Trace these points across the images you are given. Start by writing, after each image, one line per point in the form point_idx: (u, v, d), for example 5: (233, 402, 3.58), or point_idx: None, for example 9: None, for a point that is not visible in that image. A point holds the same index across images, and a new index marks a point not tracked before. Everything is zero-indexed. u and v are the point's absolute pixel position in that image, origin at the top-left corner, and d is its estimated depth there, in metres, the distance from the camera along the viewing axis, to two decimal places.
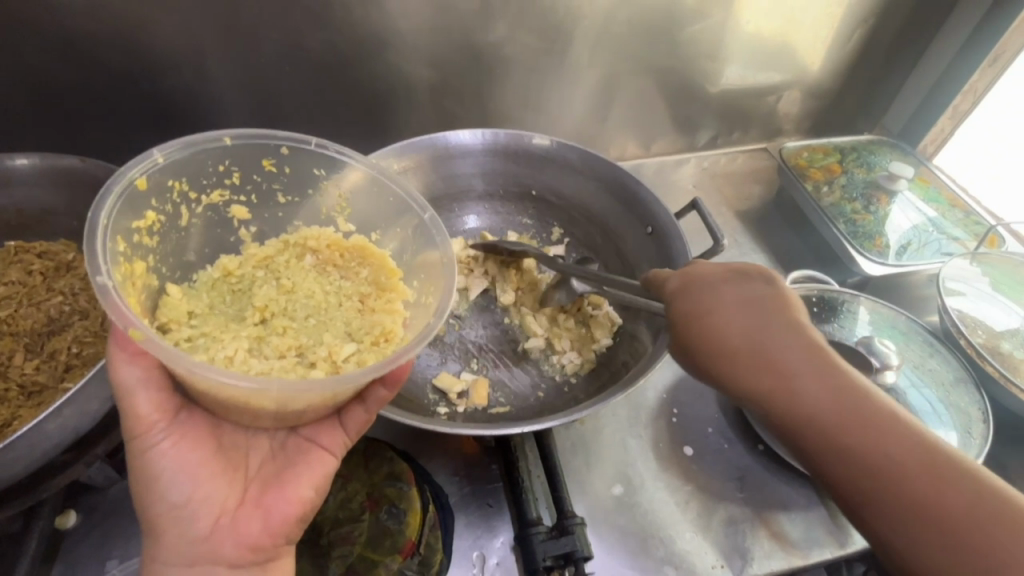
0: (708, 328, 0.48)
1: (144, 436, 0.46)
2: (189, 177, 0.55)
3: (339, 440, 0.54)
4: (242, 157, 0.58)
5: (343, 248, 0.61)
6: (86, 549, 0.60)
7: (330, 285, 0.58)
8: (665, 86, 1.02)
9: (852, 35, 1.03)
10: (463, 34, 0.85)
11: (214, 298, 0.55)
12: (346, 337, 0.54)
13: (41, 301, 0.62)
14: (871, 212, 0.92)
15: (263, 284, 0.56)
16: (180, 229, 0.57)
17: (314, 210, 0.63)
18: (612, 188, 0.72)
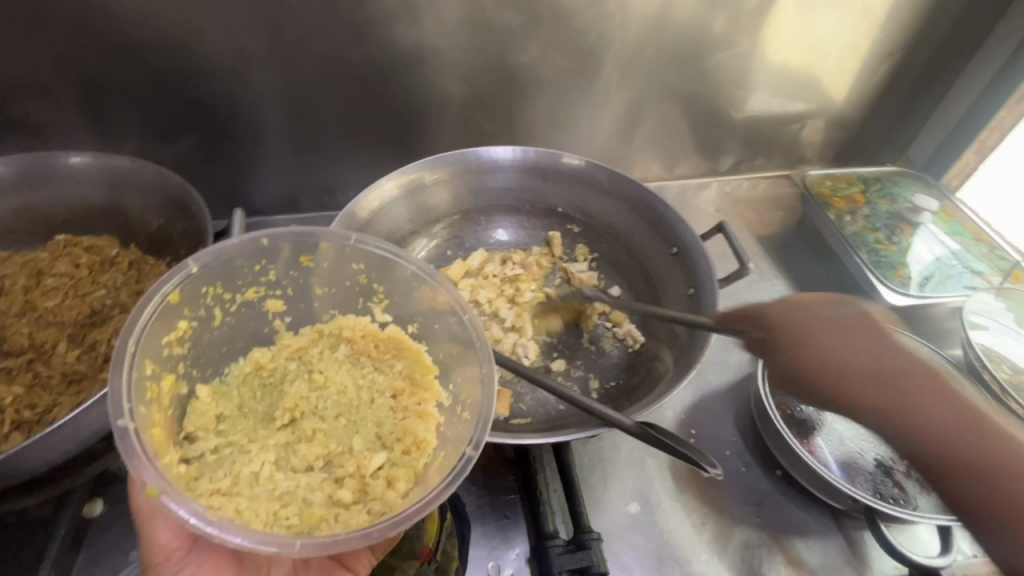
0: (820, 358, 0.52)
1: (166, 566, 0.49)
2: (223, 279, 0.58)
3: (363, 560, 0.55)
4: (276, 253, 0.60)
5: (378, 339, 0.63)
6: (111, 540, 0.60)
7: (363, 379, 0.60)
8: (692, 110, 1.04)
9: (878, 68, 1.05)
10: (498, 54, 0.88)
11: (244, 393, 0.57)
12: (376, 442, 0.55)
13: (85, 294, 0.64)
14: (894, 243, 0.92)
15: (294, 378, 0.59)
16: (212, 327, 0.59)
17: (350, 299, 0.65)
18: (639, 208, 0.73)
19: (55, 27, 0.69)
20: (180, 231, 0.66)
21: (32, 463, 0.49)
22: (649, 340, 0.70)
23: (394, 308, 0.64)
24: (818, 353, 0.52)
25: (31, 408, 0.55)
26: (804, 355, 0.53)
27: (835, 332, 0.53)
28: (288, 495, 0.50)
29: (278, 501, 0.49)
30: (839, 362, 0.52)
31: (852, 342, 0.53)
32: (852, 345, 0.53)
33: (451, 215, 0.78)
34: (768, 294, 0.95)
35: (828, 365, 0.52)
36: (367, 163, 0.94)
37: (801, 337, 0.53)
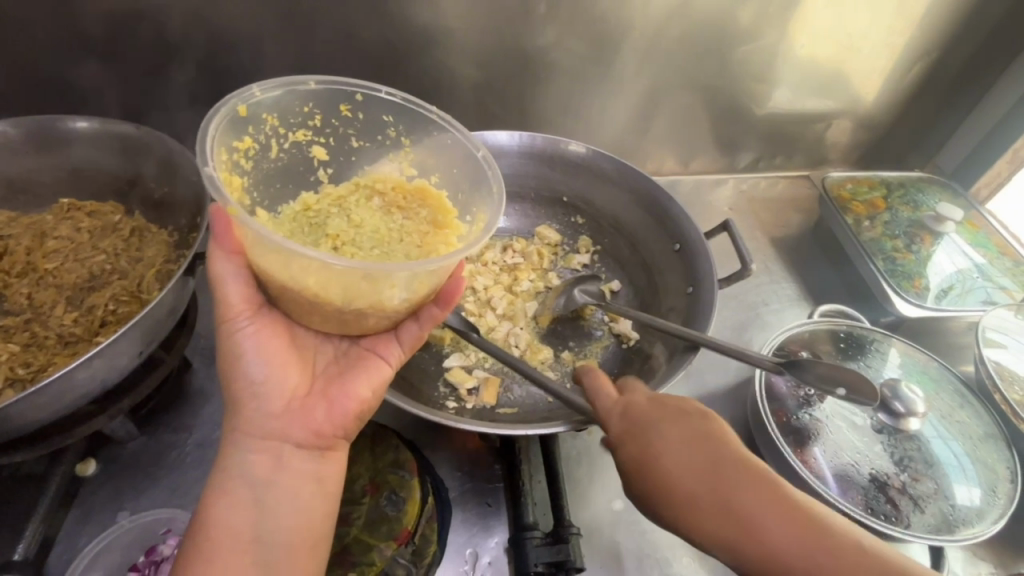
0: (680, 497, 0.45)
1: (235, 323, 0.50)
2: (282, 116, 0.58)
3: (394, 351, 0.56)
4: (322, 97, 0.60)
5: (406, 191, 0.63)
6: (99, 500, 0.63)
7: (392, 224, 0.59)
8: (711, 104, 1.01)
9: (911, 68, 1.00)
10: (513, 37, 0.86)
11: (295, 227, 0.57)
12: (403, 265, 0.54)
13: (86, 258, 0.64)
14: (912, 252, 0.89)
15: (335, 217, 0.59)
16: (268, 159, 0.59)
17: (380, 151, 0.65)
18: (643, 201, 0.72)
19: None
20: (182, 201, 0.66)
21: (24, 418, 0.50)
22: (643, 338, 0.68)
23: (418, 161, 0.65)
24: (666, 489, 0.45)
25: (26, 366, 0.56)
26: (665, 464, 0.46)
27: (686, 456, 0.46)
28: None
29: None
30: (683, 496, 0.45)
31: (707, 468, 0.45)
32: (745, 483, 0.44)
33: None
34: (777, 298, 0.92)
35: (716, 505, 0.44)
36: None
37: (643, 459, 0.47)
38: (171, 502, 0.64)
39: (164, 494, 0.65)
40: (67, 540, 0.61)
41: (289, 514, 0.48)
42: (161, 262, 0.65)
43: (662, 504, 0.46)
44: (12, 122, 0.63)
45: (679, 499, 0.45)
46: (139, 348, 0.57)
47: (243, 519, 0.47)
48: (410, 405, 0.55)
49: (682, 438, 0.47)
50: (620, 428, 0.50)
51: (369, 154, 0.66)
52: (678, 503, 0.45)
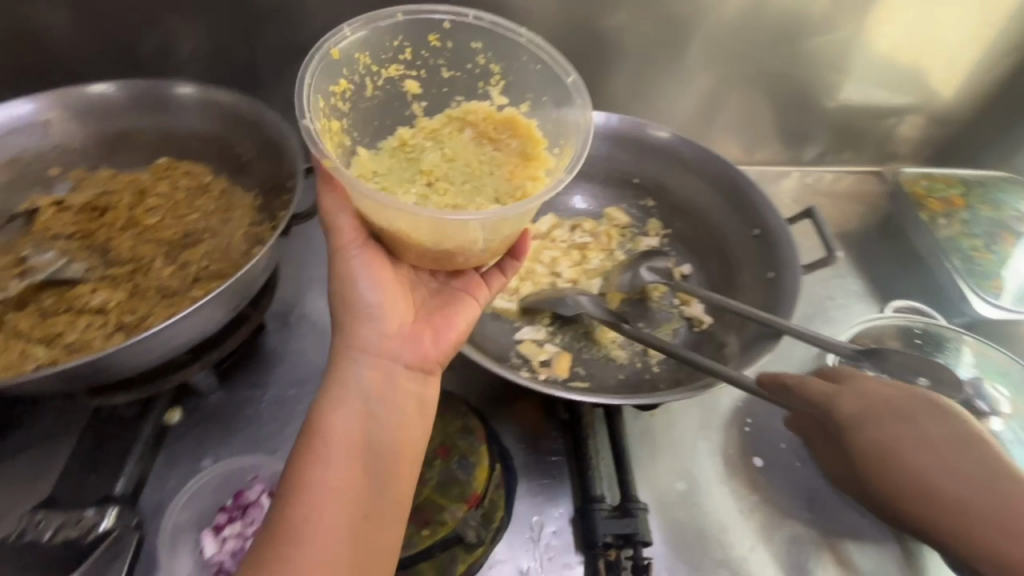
0: (917, 471, 0.55)
1: (348, 252, 0.55)
2: (372, 53, 0.62)
3: (481, 291, 0.61)
4: (410, 30, 0.64)
5: (496, 121, 0.66)
6: (185, 446, 0.67)
7: (484, 155, 0.63)
8: (782, 94, 0.99)
9: (998, 63, 0.96)
10: (587, 17, 0.86)
11: (393, 163, 0.64)
12: (493, 200, 0.59)
13: (181, 216, 0.67)
14: (993, 251, 0.86)
15: (430, 152, 0.64)
16: (364, 97, 0.64)
17: (469, 84, 0.68)
18: (721, 187, 0.71)
19: None
20: (269, 168, 0.69)
21: (132, 362, 0.54)
22: (716, 322, 0.68)
23: (510, 88, 0.67)
24: (886, 461, 0.56)
25: (130, 315, 0.59)
26: (870, 439, 0.57)
27: (928, 454, 0.55)
28: None
29: None
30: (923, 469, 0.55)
31: (928, 445, 0.56)
32: (937, 456, 0.55)
33: None
34: (845, 293, 0.90)
35: (914, 476, 0.55)
36: None
37: (859, 419, 0.58)
38: (250, 452, 0.67)
39: (243, 445, 0.68)
40: (156, 481, 0.64)
41: (395, 427, 0.52)
42: (249, 224, 0.68)
43: (873, 467, 0.57)
44: (118, 84, 0.68)
45: (904, 469, 0.55)
46: (234, 303, 0.60)
47: (355, 422, 0.50)
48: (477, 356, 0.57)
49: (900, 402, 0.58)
50: (851, 414, 0.59)
51: (461, 87, 0.69)
52: (917, 483, 0.54)
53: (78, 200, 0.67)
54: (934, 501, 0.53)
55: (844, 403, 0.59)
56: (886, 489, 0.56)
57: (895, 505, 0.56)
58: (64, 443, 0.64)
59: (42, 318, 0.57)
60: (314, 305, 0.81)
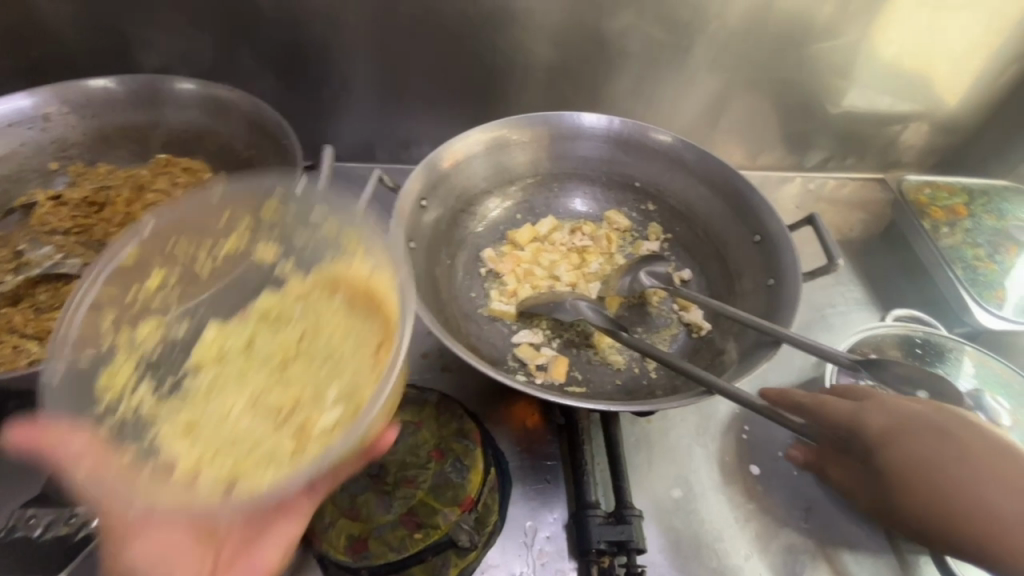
0: (968, 492, 0.47)
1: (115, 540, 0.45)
2: (197, 256, 0.55)
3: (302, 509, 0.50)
4: (248, 198, 0.57)
5: (364, 297, 0.51)
6: None
7: (352, 325, 0.50)
8: (786, 100, 0.98)
9: (1004, 72, 0.95)
10: (591, 19, 0.86)
11: (253, 331, 0.50)
12: (344, 394, 0.46)
13: None
14: (996, 261, 0.85)
15: (294, 324, 0.50)
16: (199, 279, 0.55)
17: (332, 236, 0.55)
18: (722, 191, 0.70)
19: None
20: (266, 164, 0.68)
21: None
22: (715, 328, 0.67)
23: (367, 254, 0.52)
24: (919, 475, 0.48)
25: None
26: (899, 454, 0.50)
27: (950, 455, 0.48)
28: (244, 435, 0.44)
29: (229, 443, 0.43)
30: (974, 485, 0.47)
31: (943, 445, 0.49)
32: (975, 469, 0.47)
33: (527, 177, 0.77)
34: (845, 300, 0.90)
35: (960, 496, 0.47)
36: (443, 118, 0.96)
37: (888, 437, 0.51)
38: None
39: None
40: None
41: None
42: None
43: (900, 479, 0.50)
44: (118, 79, 0.68)
45: (950, 489, 0.47)
46: None
47: None
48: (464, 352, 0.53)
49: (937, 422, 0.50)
50: (876, 431, 0.52)
51: (337, 207, 0.55)
52: (951, 497, 0.47)
53: (75, 195, 0.67)
54: (976, 521, 0.46)
55: (873, 417, 0.53)
56: (932, 516, 0.48)
57: (941, 535, 0.48)
58: None
59: (38, 315, 0.57)
60: None
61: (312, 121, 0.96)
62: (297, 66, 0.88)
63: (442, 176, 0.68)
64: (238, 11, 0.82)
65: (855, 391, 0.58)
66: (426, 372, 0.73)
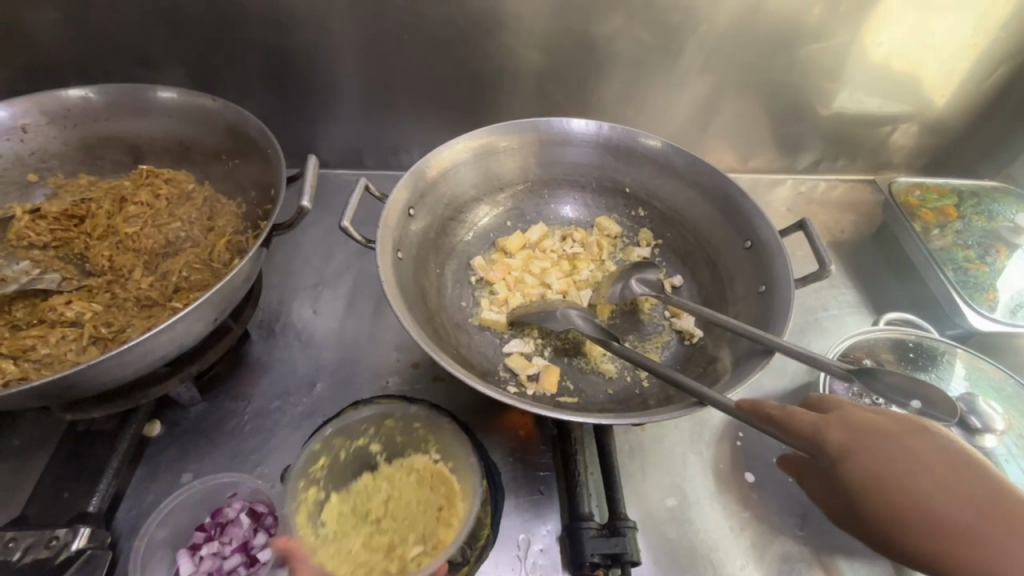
0: (921, 507, 0.36)
1: None
2: (344, 435, 0.63)
3: None
4: (378, 416, 0.64)
5: (439, 481, 0.60)
6: (164, 460, 0.65)
7: (421, 504, 0.59)
8: (776, 102, 0.98)
9: (993, 72, 0.95)
10: (580, 23, 0.85)
11: (354, 497, 0.60)
12: (426, 541, 0.56)
13: (162, 224, 0.66)
14: (986, 263, 0.85)
15: (379, 495, 0.60)
16: (335, 457, 0.62)
17: (421, 437, 0.64)
18: (712, 196, 0.69)
19: None
20: (251, 174, 0.68)
21: (108, 375, 0.52)
22: (707, 336, 0.67)
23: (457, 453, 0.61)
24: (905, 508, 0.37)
25: (106, 327, 0.57)
26: (860, 470, 0.39)
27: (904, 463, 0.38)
28: (358, 549, 0.56)
29: (357, 546, 0.56)
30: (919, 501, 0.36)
31: (954, 476, 0.36)
32: (943, 486, 0.36)
33: (517, 184, 0.76)
34: (837, 303, 0.90)
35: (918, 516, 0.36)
36: (432, 124, 0.96)
37: (850, 451, 0.40)
38: (233, 466, 0.65)
39: (225, 459, 0.66)
40: (134, 496, 0.63)
41: None
42: (231, 233, 0.67)
43: (866, 505, 0.38)
44: (98, 89, 0.66)
45: (905, 503, 0.37)
46: (215, 315, 0.58)
47: None
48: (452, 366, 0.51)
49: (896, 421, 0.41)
50: (837, 445, 0.41)
51: (411, 446, 0.64)
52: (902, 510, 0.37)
53: (54, 208, 0.65)
54: (943, 539, 0.35)
55: (833, 430, 0.42)
56: (892, 534, 0.37)
57: (887, 545, 0.39)
58: (42, 454, 0.63)
59: (15, 332, 0.56)
60: (300, 314, 0.80)
61: (300, 128, 0.95)
62: (283, 73, 0.87)
63: (430, 188, 0.67)
64: (222, 18, 0.81)
65: (822, 404, 0.47)
66: (416, 382, 0.72)
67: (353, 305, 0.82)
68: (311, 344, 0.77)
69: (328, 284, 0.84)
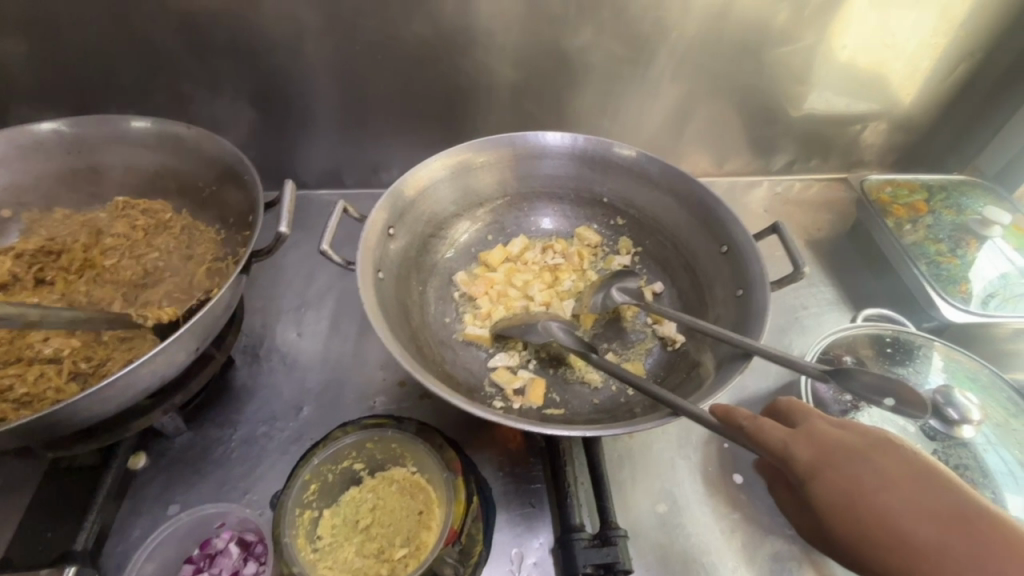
0: (889, 522, 0.36)
1: None
2: (333, 453, 0.62)
3: None
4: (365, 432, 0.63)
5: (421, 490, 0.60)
6: (151, 492, 0.65)
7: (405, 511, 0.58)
8: (748, 106, 1.00)
9: (954, 70, 0.98)
10: (552, 37, 0.86)
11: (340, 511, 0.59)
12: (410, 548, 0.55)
13: (141, 255, 0.66)
14: (957, 256, 0.87)
15: (363, 506, 0.59)
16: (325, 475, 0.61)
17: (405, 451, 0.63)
18: (687, 203, 0.70)
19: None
20: (228, 200, 0.68)
21: (89, 412, 0.51)
22: (689, 341, 0.67)
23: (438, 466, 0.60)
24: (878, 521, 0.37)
25: (89, 363, 0.57)
26: (830, 489, 0.39)
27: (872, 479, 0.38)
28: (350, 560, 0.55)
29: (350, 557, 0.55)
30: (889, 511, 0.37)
31: (920, 491, 0.37)
32: (914, 500, 0.36)
33: (495, 199, 0.77)
34: (816, 301, 0.91)
35: (883, 530, 0.36)
36: (411, 141, 0.96)
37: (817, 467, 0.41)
38: (220, 495, 0.65)
39: (213, 489, 0.66)
40: (120, 531, 0.62)
41: None
42: (211, 260, 0.67)
43: (836, 522, 0.38)
44: (69, 122, 0.66)
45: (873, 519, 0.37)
46: (196, 344, 0.57)
47: None
48: (435, 386, 0.52)
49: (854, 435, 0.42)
50: (806, 462, 0.41)
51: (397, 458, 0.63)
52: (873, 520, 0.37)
53: (29, 246, 0.65)
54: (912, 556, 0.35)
55: (800, 447, 0.42)
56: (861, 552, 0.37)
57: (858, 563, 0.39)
58: None
59: None
60: (285, 337, 0.80)
61: (278, 150, 0.95)
62: (259, 97, 0.88)
63: (410, 209, 0.68)
64: (195, 46, 0.81)
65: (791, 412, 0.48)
66: (403, 401, 0.72)
67: (337, 326, 0.82)
68: (296, 367, 0.77)
69: (312, 306, 0.84)
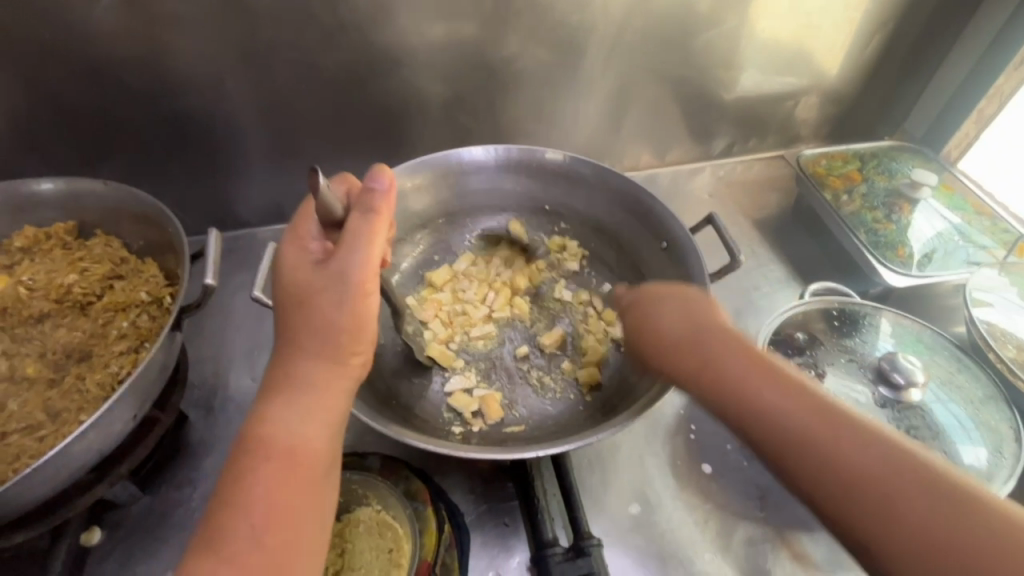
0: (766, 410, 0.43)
1: None
2: None
3: None
4: None
5: (384, 524, 0.57)
6: (109, 566, 0.62)
7: (368, 547, 0.56)
8: (680, 95, 1.01)
9: (871, 40, 1.01)
10: (475, 50, 0.86)
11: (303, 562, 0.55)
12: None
13: (84, 296, 0.66)
14: (893, 221, 0.89)
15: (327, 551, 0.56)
16: None
17: (357, 490, 0.60)
18: (624, 202, 0.71)
19: (37, 53, 0.72)
20: (154, 239, 0.67)
21: (19, 500, 0.48)
22: None
23: (397, 497, 0.59)
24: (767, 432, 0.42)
25: (45, 408, 0.57)
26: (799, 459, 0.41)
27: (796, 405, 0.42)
28: None
29: None
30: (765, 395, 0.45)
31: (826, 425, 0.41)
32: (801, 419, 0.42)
33: (436, 218, 0.77)
34: (767, 280, 0.94)
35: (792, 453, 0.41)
36: (351, 166, 0.95)
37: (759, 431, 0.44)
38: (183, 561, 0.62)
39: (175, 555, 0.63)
40: None
41: None
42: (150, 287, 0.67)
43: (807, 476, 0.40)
44: None
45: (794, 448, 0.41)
46: (134, 411, 0.54)
47: None
48: (385, 428, 0.53)
49: (682, 321, 0.51)
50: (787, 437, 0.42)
51: (352, 497, 0.60)
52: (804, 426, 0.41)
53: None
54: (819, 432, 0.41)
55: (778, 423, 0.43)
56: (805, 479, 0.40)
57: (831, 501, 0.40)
58: None
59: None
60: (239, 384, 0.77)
61: (212, 192, 0.92)
62: (184, 144, 0.85)
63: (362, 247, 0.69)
64: (109, 97, 0.78)
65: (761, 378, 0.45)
66: (367, 435, 0.70)
67: None
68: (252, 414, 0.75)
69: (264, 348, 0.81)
